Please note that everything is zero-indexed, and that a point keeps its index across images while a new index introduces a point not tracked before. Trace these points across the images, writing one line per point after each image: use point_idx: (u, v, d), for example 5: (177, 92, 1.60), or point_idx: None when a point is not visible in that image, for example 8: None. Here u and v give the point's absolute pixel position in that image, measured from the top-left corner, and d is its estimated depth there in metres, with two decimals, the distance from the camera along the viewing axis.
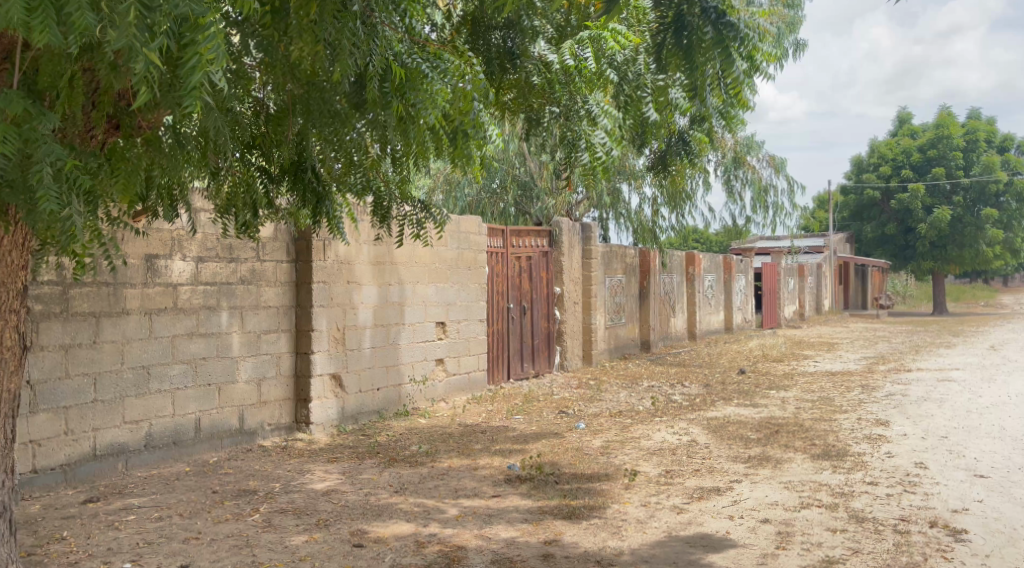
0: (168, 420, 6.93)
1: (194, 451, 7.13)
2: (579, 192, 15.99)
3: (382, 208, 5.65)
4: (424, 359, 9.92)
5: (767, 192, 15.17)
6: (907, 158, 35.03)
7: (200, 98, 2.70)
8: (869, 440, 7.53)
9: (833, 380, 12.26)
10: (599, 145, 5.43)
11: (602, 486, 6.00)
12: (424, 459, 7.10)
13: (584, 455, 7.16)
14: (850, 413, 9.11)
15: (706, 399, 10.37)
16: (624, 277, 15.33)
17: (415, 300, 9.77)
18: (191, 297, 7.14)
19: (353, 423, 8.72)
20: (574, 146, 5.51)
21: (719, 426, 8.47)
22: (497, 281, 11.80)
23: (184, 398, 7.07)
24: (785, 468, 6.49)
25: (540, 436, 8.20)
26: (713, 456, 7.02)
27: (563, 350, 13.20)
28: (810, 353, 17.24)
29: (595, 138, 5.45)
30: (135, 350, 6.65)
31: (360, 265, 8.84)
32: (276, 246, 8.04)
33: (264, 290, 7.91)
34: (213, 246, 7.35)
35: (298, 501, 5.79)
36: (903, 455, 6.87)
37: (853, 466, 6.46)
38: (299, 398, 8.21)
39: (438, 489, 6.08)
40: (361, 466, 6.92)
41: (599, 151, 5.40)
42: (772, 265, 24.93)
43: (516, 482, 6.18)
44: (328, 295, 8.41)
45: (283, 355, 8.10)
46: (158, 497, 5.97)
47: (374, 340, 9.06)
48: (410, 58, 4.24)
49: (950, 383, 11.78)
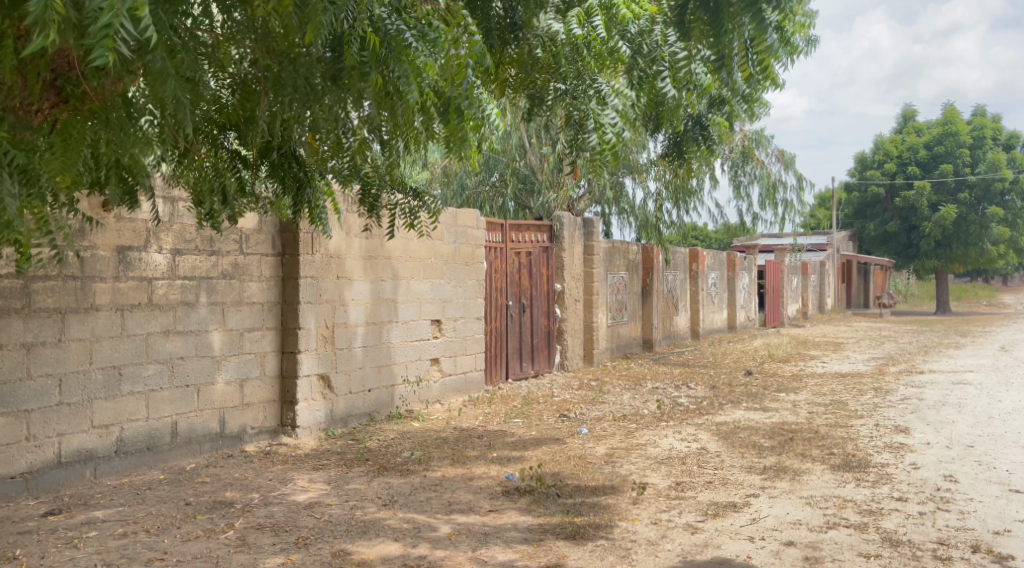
0: (142, 424, 6.45)
1: (170, 457, 6.65)
2: (581, 186, 15.51)
3: (370, 196, 5.20)
4: (419, 359, 9.47)
5: (776, 188, 14.67)
6: (912, 154, 34.54)
7: (111, 51, 2.25)
8: (891, 449, 7.08)
9: (844, 382, 11.81)
10: (608, 125, 4.73)
11: (608, 500, 5.54)
12: (416, 468, 6.63)
13: (587, 463, 6.70)
14: (866, 419, 8.65)
15: (714, 401, 9.91)
16: (627, 274, 14.87)
17: (409, 297, 9.30)
18: (167, 292, 6.66)
19: (342, 426, 8.27)
20: (582, 126, 4.90)
21: (730, 432, 8.01)
22: (495, 277, 11.33)
23: (160, 400, 6.59)
24: (805, 480, 6.03)
25: (540, 442, 7.74)
26: (726, 466, 6.56)
27: (563, 350, 12.75)
28: (816, 353, 16.78)
29: (605, 119, 4.76)
30: (105, 348, 6.18)
31: (351, 260, 8.38)
32: (261, 240, 7.55)
33: (248, 285, 7.43)
34: (192, 237, 6.88)
35: (278, 515, 5.33)
36: (930, 467, 6.42)
37: (877, 479, 6.01)
38: (285, 401, 7.74)
39: (430, 502, 5.62)
40: (349, 474, 6.45)
41: (608, 132, 4.68)
42: (775, 262, 24.49)
43: (515, 495, 5.72)
44: (317, 291, 7.94)
45: (267, 355, 7.62)
46: (125, 509, 5.49)
47: (365, 339, 8.60)
48: (390, 22, 3.66)
49: (967, 387, 11.33)
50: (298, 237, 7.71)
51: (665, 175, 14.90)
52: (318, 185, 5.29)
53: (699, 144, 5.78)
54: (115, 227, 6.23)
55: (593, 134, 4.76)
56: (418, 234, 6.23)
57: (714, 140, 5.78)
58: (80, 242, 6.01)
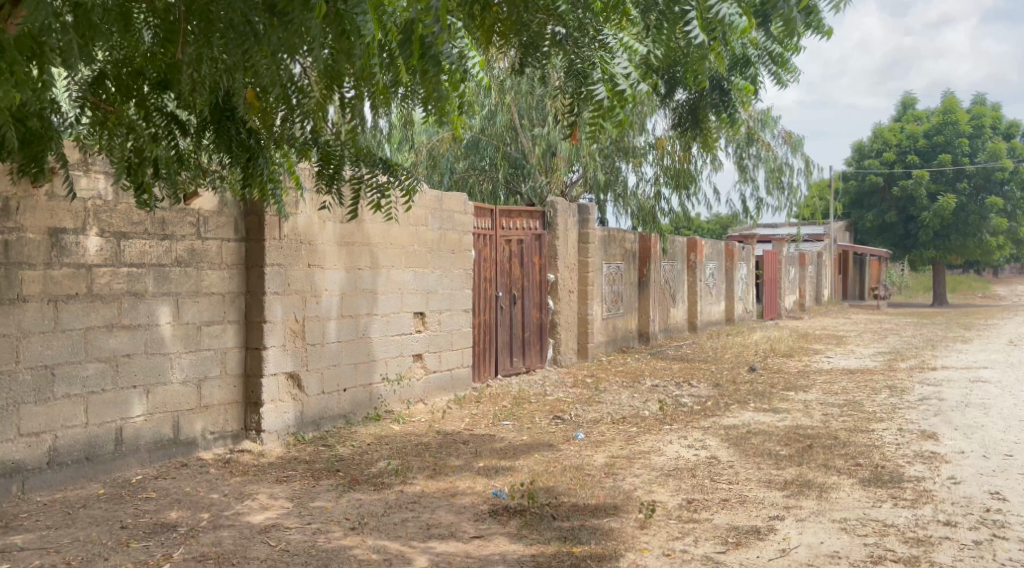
0: (80, 431, 5.67)
1: (113, 468, 5.87)
2: (574, 170, 14.71)
3: (328, 169, 4.48)
4: (401, 355, 8.71)
5: (781, 173, 13.96)
6: (912, 143, 33.81)
7: None
8: (923, 460, 6.38)
9: (854, 379, 11.13)
10: (620, 76, 4.13)
11: (611, 524, 4.80)
12: (393, 483, 5.87)
13: (586, 476, 5.96)
14: (888, 423, 7.92)
15: (719, 401, 9.17)
16: (623, 264, 14.14)
17: (390, 287, 8.54)
18: (111, 281, 5.87)
19: (313, 430, 7.51)
20: (587, 76, 4.30)
21: (740, 438, 7.27)
22: (484, 266, 10.57)
23: (102, 405, 5.81)
24: (834, 499, 5.32)
25: (531, 448, 6.99)
26: (742, 479, 5.83)
27: (557, 344, 12.01)
28: (819, 347, 16.06)
29: (616, 67, 4.16)
30: (35, 345, 5.40)
31: (323, 245, 7.62)
32: (222, 223, 6.77)
33: (207, 274, 6.66)
34: (141, 219, 6.08)
35: (227, 542, 4.56)
36: (972, 483, 5.73)
37: (916, 498, 5.31)
38: (249, 402, 6.97)
39: (405, 525, 4.86)
40: (316, 489, 5.69)
41: (621, 83, 4.09)
42: (773, 252, 23.77)
43: (504, 518, 4.97)
44: (285, 280, 7.19)
45: (230, 351, 6.86)
46: (50, 533, 4.71)
47: (340, 333, 7.84)
48: None
49: (986, 385, 10.65)
50: (264, 220, 6.95)
51: (665, 159, 14.16)
52: (272, 155, 4.58)
53: (717, 111, 5.43)
54: (47, 206, 5.46)
55: (601, 85, 4.12)
56: (389, 217, 5.48)
57: (734, 107, 5.40)
58: (5, 223, 5.24)
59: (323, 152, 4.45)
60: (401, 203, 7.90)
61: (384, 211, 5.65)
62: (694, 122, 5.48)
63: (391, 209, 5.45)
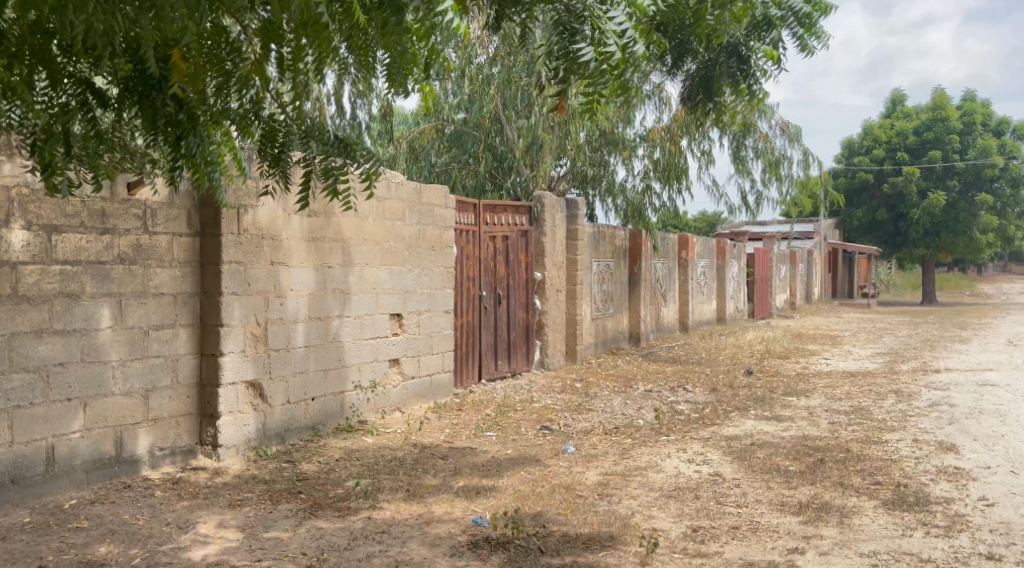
0: (4, 452, 5.05)
1: (43, 492, 5.24)
2: (561, 165, 14.03)
3: (273, 148, 4.03)
4: (376, 361, 8.06)
5: (780, 166, 13.40)
6: (902, 140, 33.30)
7: None
8: (948, 477, 5.78)
9: (857, 383, 10.54)
10: (613, 34, 3.76)
11: (608, 560, 4.18)
12: (360, 507, 5.22)
13: (577, 498, 5.34)
14: (901, 433, 7.32)
15: (717, 409, 8.56)
16: (612, 262, 13.55)
17: (364, 286, 7.89)
18: (40, 281, 5.25)
19: (278, 443, 6.88)
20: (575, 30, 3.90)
21: (745, 451, 6.66)
22: (467, 264, 9.94)
23: (29, 419, 5.18)
24: (858, 525, 4.72)
25: (516, 464, 6.35)
26: (750, 502, 5.22)
27: (543, 347, 11.38)
28: (816, 348, 15.47)
29: (610, 24, 3.78)
30: None
31: (289, 240, 6.99)
32: (173, 215, 6.12)
33: (155, 272, 6.01)
34: (76, 212, 5.46)
35: None
36: (1007, 505, 5.14)
37: (949, 524, 4.72)
38: (204, 414, 6.33)
39: (371, 563, 4.21)
40: (272, 516, 5.03)
41: (611, 43, 3.70)
42: (763, 250, 23.30)
43: (485, 552, 4.34)
44: (245, 280, 6.57)
45: (181, 358, 6.20)
46: None
47: (307, 337, 7.20)
48: None
49: (995, 389, 10.08)
50: (221, 213, 6.32)
51: (656, 155, 13.57)
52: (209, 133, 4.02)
53: (734, 81, 4.94)
54: None
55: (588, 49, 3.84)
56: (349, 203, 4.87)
57: (753, 76, 4.92)
58: None
59: (266, 130, 4.00)
60: (361, 189, 7.20)
61: (344, 201, 5.04)
62: (706, 93, 5.08)
63: (348, 197, 4.90)
